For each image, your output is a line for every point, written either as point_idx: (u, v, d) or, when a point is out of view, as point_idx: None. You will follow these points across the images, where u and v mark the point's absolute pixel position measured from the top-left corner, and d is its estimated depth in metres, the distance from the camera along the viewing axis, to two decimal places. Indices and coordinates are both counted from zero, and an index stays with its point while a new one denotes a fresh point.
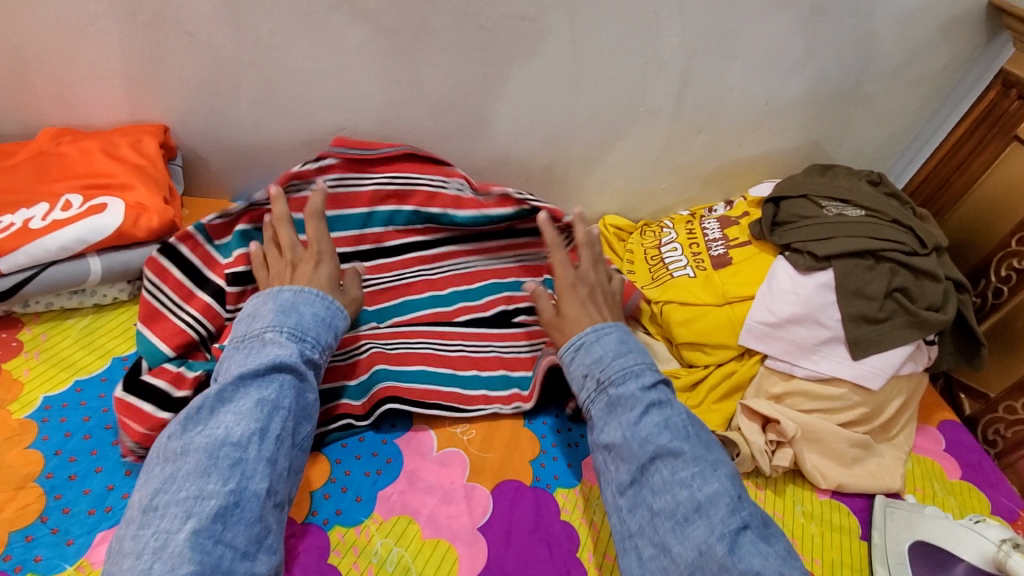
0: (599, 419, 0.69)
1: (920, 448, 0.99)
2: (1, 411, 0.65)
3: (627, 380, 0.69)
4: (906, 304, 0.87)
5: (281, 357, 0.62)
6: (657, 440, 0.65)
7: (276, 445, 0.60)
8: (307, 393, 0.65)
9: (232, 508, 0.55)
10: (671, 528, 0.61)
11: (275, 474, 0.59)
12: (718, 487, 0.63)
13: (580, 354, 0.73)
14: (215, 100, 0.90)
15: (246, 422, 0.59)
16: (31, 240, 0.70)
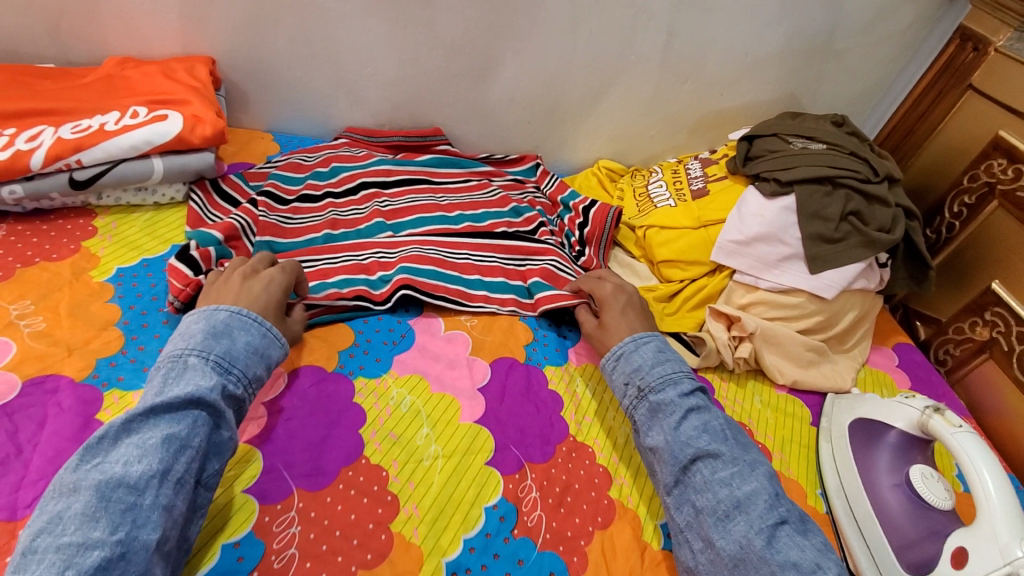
0: (643, 423, 0.73)
1: (875, 363, 1.11)
2: (84, 275, 0.78)
3: (665, 387, 0.73)
4: (860, 226, 0.98)
5: (200, 389, 0.58)
6: (696, 443, 0.68)
7: (179, 488, 0.54)
8: (222, 430, 0.60)
9: (116, 560, 0.48)
10: (714, 523, 0.63)
11: (172, 519, 0.53)
12: (756, 485, 0.64)
13: (621, 363, 0.78)
14: (256, 37, 1.02)
15: (149, 459, 0.53)
16: (107, 139, 0.83)
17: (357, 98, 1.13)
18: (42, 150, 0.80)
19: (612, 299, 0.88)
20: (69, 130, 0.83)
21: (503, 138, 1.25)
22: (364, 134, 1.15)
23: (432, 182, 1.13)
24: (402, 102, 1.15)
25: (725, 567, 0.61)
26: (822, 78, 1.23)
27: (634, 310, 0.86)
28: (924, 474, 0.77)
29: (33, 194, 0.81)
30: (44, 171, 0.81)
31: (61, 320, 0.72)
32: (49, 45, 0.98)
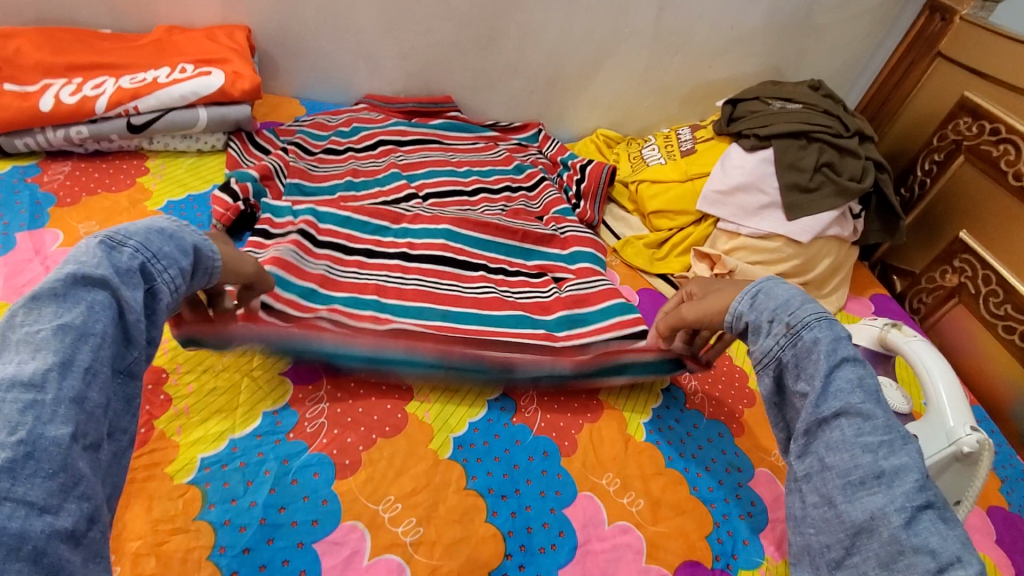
0: (792, 366, 0.63)
1: (851, 309, 1.19)
2: (139, 205, 0.89)
3: (823, 330, 0.62)
4: (832, 176, 1.07)
5: (90, 274, 0.52)
6: (846, 399, 0.59)
7: (88, 378, 0.49)
8: (129, 317, 0.54)
9: (24, 460, 0.42)
10: (842, 486, 0.57)
11: (85, 412, 0.48)
12: (907, 461, 0.56)
13: (762, 299, 0.67)
14: (288, 9, 1.14)
15: (43, 354, 0.47)
16: (160, 89, 0.95)
17: (376, 67, 1.25)
18: (105, 97, 0.92)
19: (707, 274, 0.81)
20: (128, 81, 0.95)
21: (508, 107, 1.36)
22: (381, 101, 1.26)
23: (443, 142, 1.24)
24: (416, 72, 1.26)
25: (842, 530, 0.56)
26: (803, 51, 1.33)
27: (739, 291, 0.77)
28: (882, 382, 0.84)
29: (96, 135, 0.93)
30: (106, 115, 0.92)
31: None
32: (105, 15, 1.11)
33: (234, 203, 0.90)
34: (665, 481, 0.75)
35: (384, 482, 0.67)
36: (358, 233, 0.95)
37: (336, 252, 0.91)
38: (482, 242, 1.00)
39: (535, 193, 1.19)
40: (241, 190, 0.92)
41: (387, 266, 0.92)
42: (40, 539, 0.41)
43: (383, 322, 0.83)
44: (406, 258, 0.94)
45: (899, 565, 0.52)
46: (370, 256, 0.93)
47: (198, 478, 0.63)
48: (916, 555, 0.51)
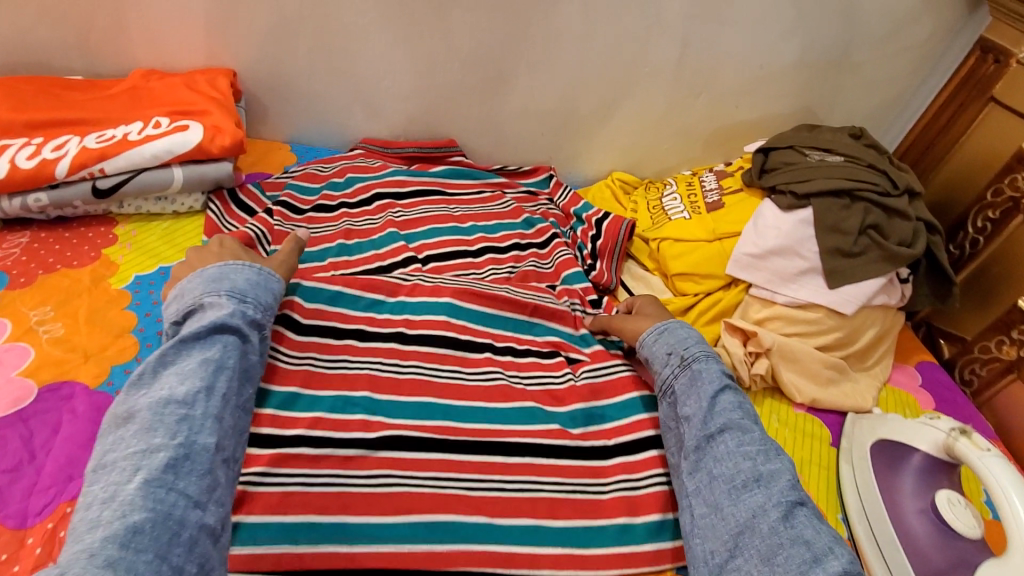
0: (681, 392, 0.77)
1: (896, 382, 1.07)
2: (103, 282, 0.79)
3: (707, 360, 0.79)
4: (880, 240, 0.96)
5: (223, 318, 0.67)
6: (728, 414, 0.73)
7: (223, 402, 0.63)
8: (251, 353, 0.68)
9: (182, 459, 0.58)
10: (728, 490, 0.68)
11: (225, 429, 0.62)
12: (780, 465, 0.69)
13: (664, 336, 0.84)
14: (277, 51, 1.04)
15: (191, 381, 0.63)
16: (130, 149, 0.85)
17: (373, 109, 1.14)
18: (67, 159, 0.82)
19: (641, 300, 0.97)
20: (94, 140, 0.85)
21: (516, 150, 1.25)
22: (379, 146, 1.16)
23: (445, 192, 1.13)
24: (417, 114, 1.16)
25: (727, 531, 0.65)
26: (840, 90, 1.21)
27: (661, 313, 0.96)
28: (949, 499, 0.76)
29: (57, 202, 0.83)
30: (69, 180, 0.83)
31: (80, 326, 0.74)
32: (79, 59, 1.01)
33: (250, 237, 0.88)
34: None
35: None
36: (350, 312, 0.85)
37: (323, 338, 0.80)
38: (489, 319, 0.91)
39: (547, 251, 1.09)
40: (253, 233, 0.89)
41: (381, 351, 0.82)
42: (193, 529, 0.56)
43: (373, 428, 0.73)
44: (402, 341, 0.84)
45: (779, 556, 0.62)
46: (361, 340, 0.82)
47: None
48: (795, 545, 0.62)
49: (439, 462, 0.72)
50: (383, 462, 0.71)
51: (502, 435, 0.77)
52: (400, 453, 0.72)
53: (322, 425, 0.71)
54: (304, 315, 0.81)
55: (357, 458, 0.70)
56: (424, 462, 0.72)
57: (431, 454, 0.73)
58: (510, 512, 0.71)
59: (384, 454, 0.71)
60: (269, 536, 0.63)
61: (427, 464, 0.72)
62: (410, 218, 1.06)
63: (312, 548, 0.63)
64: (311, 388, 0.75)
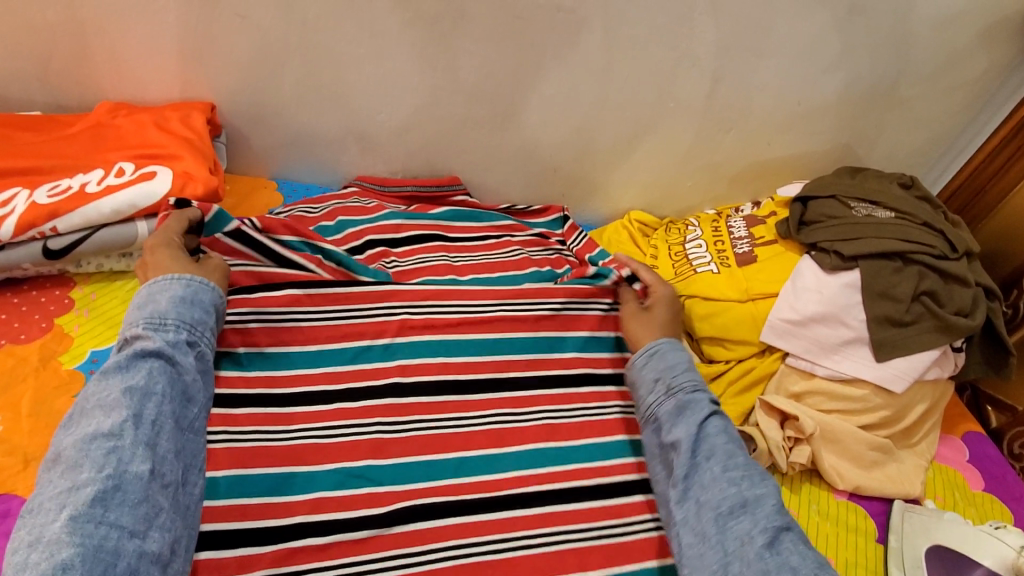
0: (667, 419, 0.73)
1: (942, 457, 0.97)
2: (53, 360, 0.69)
3: (695, 388, 0.75)
4: (935, 309, 0.86)
5: (147, 340, 0.61)
6: (714, 440, 0.69)
7: (155, 428, 0.58)
8: (186, 374, 0.63)
9: (112, 491, 0.53)
10: (715, 519, 0.64)
11: (161, 455, 0.58)
12: (765, 490, 0.65)
13: (654, 360, 0.79)
14: (261, 82, 0.93)
15: (116, 410, 0.57)
16: (88, 203, 0.74)
17: (368, 144, 1.03)
18: (14, 218, 0.72)
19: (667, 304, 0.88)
20: (46, 193, 0.74)
21: (525, 187, 1.14)
22: (375, 184, 1.05)
23: (447, 237, 1.03)
24: (417, 149, 1.05)
25: (715, 562, 0.61)
26: (882, 128, 1.11)
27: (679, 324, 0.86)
28: None
29: (3, 265, 0.72)
30: (16, 240, 0.72)
31: (21, 421, 0.63)
32: (38, 89, 0.90)
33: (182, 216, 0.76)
34: None
35: None
36: (333, 369, 0.75)
37: (309, 406, 0.72)
38: (488, 347, 0.82)
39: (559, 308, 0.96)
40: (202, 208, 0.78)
41: (369, 431, 0.72)
42: (132, 559, 0.52)
43: (379, 502, 0.67)
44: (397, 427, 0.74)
45: None
46: (350, 402, 0.73)
47: None
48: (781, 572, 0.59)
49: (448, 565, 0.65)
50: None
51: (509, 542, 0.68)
52: (410, 526, 0.66)
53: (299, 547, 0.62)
54: (273, 387, 0.72)
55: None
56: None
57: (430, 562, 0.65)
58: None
59: (397, 529, 0.66)
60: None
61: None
62: (407, 268, 0.95)
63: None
64: (300, 464, 0.67)
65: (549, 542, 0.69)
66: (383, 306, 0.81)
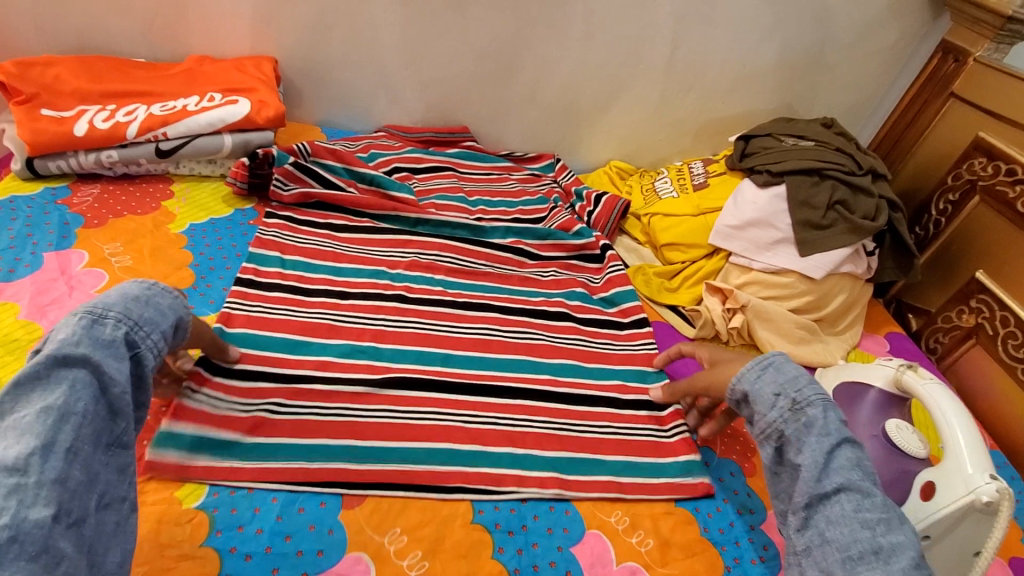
0: (791, 438, 0.65)
1: (865, 347, 1.17)
2: (163, 227, 0.92)
3: (825, 408, 0.66)
4: (846, 213, 1.07)
5: (70, 347, 0.52)
6: (846, 475, 0.61)
7: (70, 458, 0.48)
8: (113, 387, 0.54)
9: (5, 547, 0.41)
10: (840, 561, 0.57)
11: (70, 493, 0.47)
12: (903, 539, 0.57)
13: (769, 371, 0.70)
14: (315, 42, 1.19)
15: (25, 435, 0.47)
16: (190, 116, 0.98)
17: (396, 97, 1.28)
18: (137, 123, 0.95)
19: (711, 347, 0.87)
20: (159, 109, 0.98)
21: (523, 138, 1.38)
22: (400, 130, 1.29)
23: (458, 171, 1.26)
24: (435, 102, 1.30)
25: None
26: (816, 89, 1.34)
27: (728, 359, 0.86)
28: (898, 427, 0.83)
29: (125, 159, 0.96)
30: (136, 141, 0.96)
31: (145, 258, 0.86)
32: (143, 46, 1.16)
33: (248, 165, 1.00)
34: (675, 521, 0.75)
35: (390, 514, 0.67)
36: (371, 251, 1.00)
37: (354, 270, 0.96)
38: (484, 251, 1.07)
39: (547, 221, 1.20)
40: (263, 152, 1.00)
41: (398, 291, 0.94)
42: None
43: (378, 371, 0.81)
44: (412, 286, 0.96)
45: None
46: (368, 300, 0.91)
47: (207, 503, 0.64)
48: None
49: (439, 400, 0.80)
50: (340, 429, 0.73)
51: (497, 379, 0.86)
52: (404, 392, 0.80)
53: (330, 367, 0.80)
54: (304, 282, 0.91)
55: (337, 422, 0.74)
56: (438, 376, 0.84)
57: (450, 368, 0.85)
58: (480, 483, 0.73)
59: (391, 393, 0.79)
60: (287, 454, 0.69)
61: (443, 381, 0.83)
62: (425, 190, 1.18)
63: (321, 463, 0.69)
64: (349, 305, 0.90)
65: (538, 376, 0.88)
66: (406, 216, 1.07)
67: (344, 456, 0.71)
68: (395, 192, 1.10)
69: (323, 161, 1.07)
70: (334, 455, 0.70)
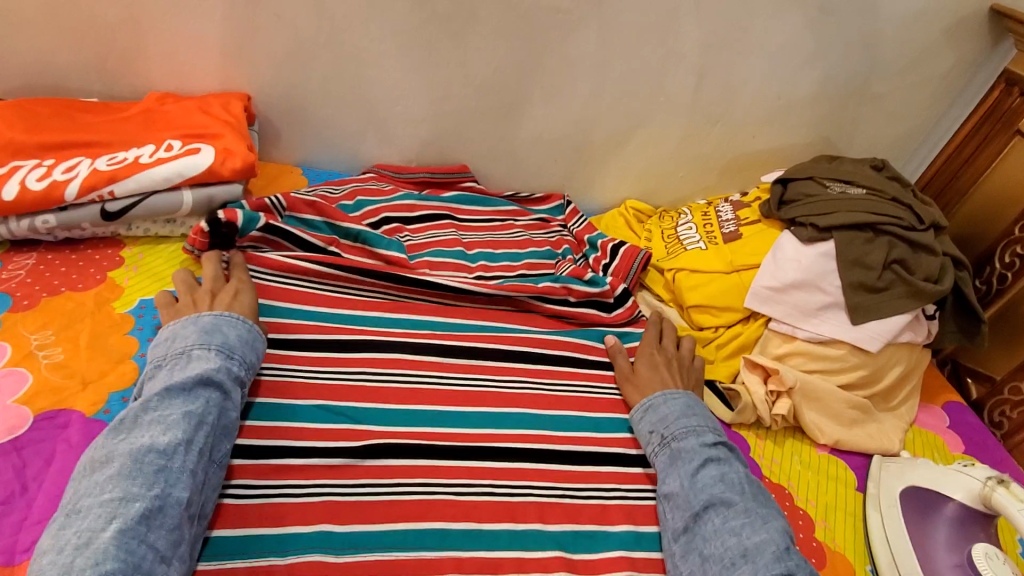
0: (662, 470, 0.77)
1: (922, 422, 1.02)
2: (107, 306, 0.78)
3: (687, 437, 0.78)
4: (905, 275, 0.92)
5: (207, 371, 0.65)
6: (711, 490, 0.72)
7: (200, 456, 0.61)
8: (232, 410, 0.67)
9: (156, 512, 0.56)
10: (719, 572, 0.66)
11: (199, 482, 0.60)
12: (767, 537, 0.67)
13: (649, 413, 0.83)
14: (292, 76, 1.04)
15: (173, 431, 0.60)
16: (141, 171, 0.84)
17: (385, 135, 1.14)
18: (78, 181, 0.82)
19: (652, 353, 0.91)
20: (106, 162, 0.85)
21: (528, 177, 1.23)
22: (391, 170, 1.15)
23: (456, 218, 1.12)
24: (430, 140, 1.15)
25: None
26: (858, 121, 1.19)
27: (668, 369, 0.89)
28: (987, 554, 0.74)
29: (66, 224, 0.82)
30: (77, 202, 0.82)
31: (79, 351, 0.72)
32: (96, 81, 1.02)
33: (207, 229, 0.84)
34: None
35: None
36: (356, 325, 0.86)
37: (333, 351, 0.82)
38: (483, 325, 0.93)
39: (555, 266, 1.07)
40: (224, 216, 0.84)
41: (384, 380, 0.81)
42: None
43: (358, 437, 0.75)
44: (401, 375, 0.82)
45: None
46: (347, 380, 0.79)
47: None
48: None
49: (426, 468, 0.74)
50: (317, 513, 0.68)
51: (492, 439, 0.79)
52: (388, 461, 0.74)
53: (307, 437, 0.73)
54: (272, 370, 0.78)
55: (311, 502, 0.68)
56: (424, 469, 0.74)
57: (439, 461, 0.75)
58: (474, 570, 0.68)
59: (370, 463, 0.73)
60: (261, 547, 0.64)
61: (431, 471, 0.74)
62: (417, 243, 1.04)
63: (296, 557, 0.64)
64: (330, 397, 0.77)
65: (543, 473, 0.78)
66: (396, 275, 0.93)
67: (318, 547, 0.66)
68: (382, 250, 0.96)
69: (301, 216, 0.93)
70: (309, 544, 0.65)
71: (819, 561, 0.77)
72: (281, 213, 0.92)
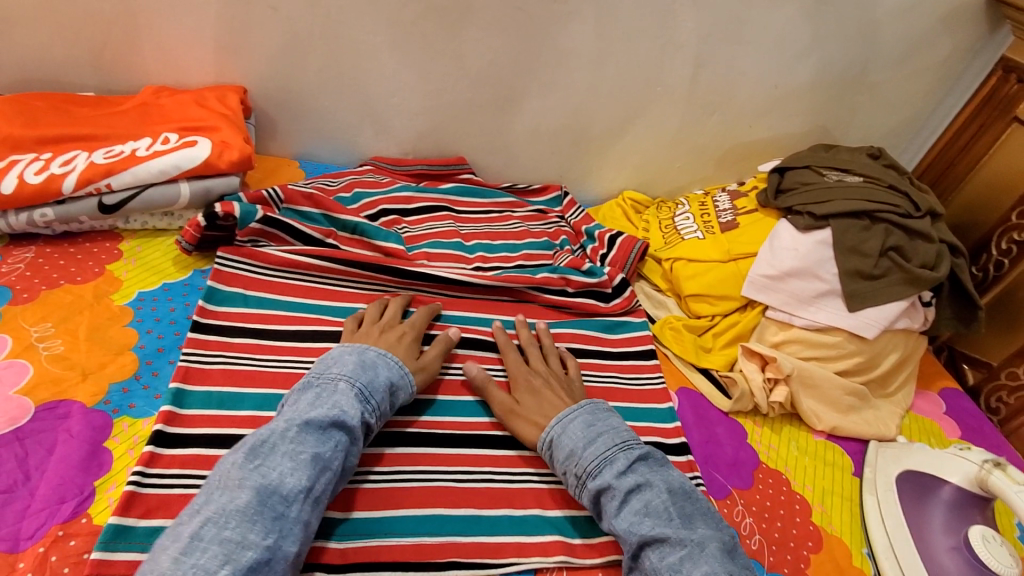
0: (594, 510, 0.71)
1: (919, 408, 1.03)
2: (105, 298, 0.78)
3: (601, 470, 0.70)
4: (901, 261, 0.93)
5: (347, 414, 0.65)
6: (640, 529, 0.65)
7: (315, 506, 0.60)
8: (352, 456, 0.66)
9: (264, 564, 0.53)
10: None
11: (307, 535, 0.58)
12: (706, 569, 0.61)
13: (554, 451, 0.74)
14: (288, 69, 1.04)
15: (302, 474, 0.59)
16: (137, 164, 0.84)
17: (382, 127, 1.14)
18: (75, 174, 0.82)
19: (526, 377, 0.82)
20: (102, 156, 0.85)
21: (526, 169, 1.24)
22: (388, 163, 1.15)
23: (454, 210, 1.12)
24: (427, 132, 1.15)
25: None
26: (856, 110, 1.19)
27: (550, 390, 0.81)
28: (984, 536, 0.74)
29: (63, 217, 0.83)
30: (74, 195, 0.82)
31: (79, 343, 0.73)
32: (91, 75, 1.02)
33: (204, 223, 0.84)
34: None
35: None
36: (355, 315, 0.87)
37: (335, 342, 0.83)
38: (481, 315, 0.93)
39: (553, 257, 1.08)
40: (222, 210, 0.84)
41: None
42: None
43: None
44: None
45: None
46: None
47: None
48: None
49: (425, 457, 0.75)
50: None
51: (490, 427, 0.80)
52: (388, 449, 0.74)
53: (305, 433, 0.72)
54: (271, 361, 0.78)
55: None
56: (423, 456, 0.75)
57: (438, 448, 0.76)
58: (474, 556, 0.67)
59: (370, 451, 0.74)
60: None
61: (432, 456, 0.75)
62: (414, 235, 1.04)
63: None
64: None
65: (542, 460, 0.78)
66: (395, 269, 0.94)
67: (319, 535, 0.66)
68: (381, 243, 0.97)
69: (297, 208, 0.91)
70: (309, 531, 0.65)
71: (817, 544, 0.78)
72: (279, 205, 0.91)
